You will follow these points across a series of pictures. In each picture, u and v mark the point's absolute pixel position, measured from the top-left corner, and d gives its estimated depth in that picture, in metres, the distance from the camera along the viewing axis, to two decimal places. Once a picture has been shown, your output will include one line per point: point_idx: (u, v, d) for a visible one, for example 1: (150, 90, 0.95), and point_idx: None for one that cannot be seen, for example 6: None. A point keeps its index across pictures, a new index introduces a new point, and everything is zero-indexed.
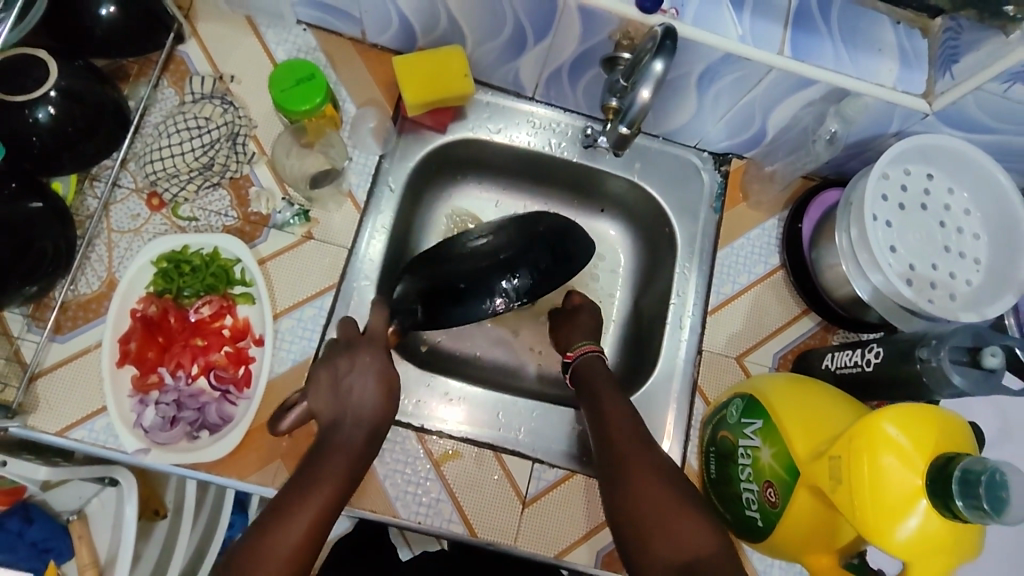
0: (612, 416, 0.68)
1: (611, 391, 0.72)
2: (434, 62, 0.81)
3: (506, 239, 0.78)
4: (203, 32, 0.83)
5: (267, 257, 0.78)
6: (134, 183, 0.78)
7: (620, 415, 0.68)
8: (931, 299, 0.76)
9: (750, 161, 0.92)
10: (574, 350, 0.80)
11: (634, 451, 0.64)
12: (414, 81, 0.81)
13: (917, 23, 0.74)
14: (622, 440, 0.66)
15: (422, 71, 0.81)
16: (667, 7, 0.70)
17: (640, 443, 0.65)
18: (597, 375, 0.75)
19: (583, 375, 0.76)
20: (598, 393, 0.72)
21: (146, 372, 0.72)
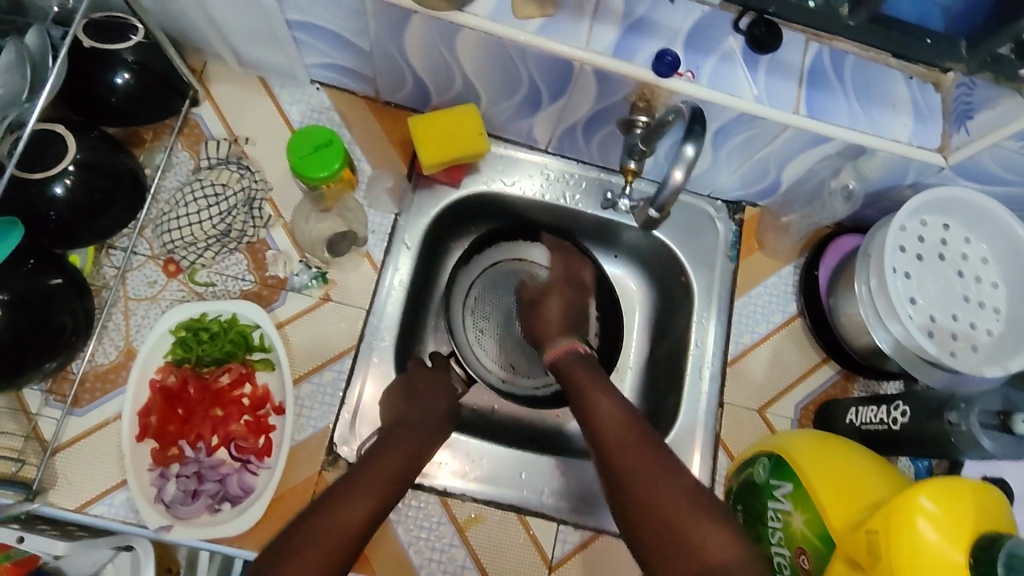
0: (611, 436, 0.63)
1: (597, 388, 0.69)
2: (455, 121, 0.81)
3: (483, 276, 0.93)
4: (217, 95, 0.83)
5: (285, 320, 0.78)
6: (150, 250, 0.77)
7: (633, 439, 0.62)
8: (953, 351, 0.76)
9: (764, 210, 0.92)
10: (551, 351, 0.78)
11: (666, 489, 0.57)
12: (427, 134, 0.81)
13: (930, 78, 0.74)
14: (648, 467, 0.59)
15: (442, 126, 0.81)
16: (684, 70, 0.70)
17: (614, 402, 0.67)
18: (585, 379, 0.71)
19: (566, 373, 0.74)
20: (583, 391, 0.69)
21: (166, 445, 0.71)
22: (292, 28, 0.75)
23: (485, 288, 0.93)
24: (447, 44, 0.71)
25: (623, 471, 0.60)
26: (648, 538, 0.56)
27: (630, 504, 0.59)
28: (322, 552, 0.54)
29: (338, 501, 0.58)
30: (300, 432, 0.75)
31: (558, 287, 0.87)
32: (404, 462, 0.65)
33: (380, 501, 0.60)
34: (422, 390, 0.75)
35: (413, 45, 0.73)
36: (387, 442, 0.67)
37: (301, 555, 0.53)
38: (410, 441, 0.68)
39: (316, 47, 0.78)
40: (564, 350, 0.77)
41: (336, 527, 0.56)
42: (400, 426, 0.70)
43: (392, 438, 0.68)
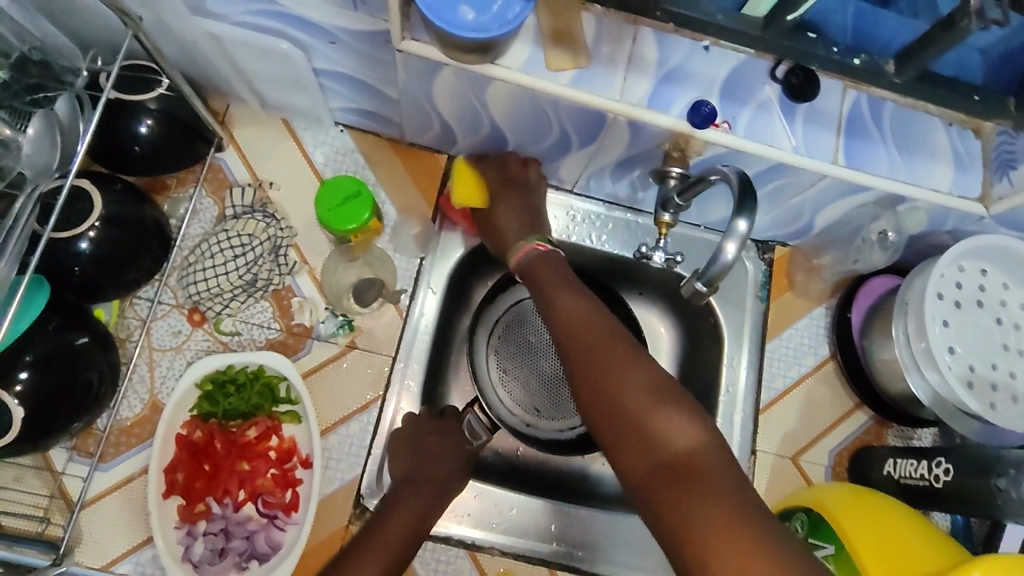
0: (581, 329, 0.58)
1: (562, 287, 0.63)
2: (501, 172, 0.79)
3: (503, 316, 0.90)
4: (241, 139, 0.83)
5: (310, 370, 0.76)
6: (175, 299, 0.76)
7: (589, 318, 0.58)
8: (994, 402, 0.74)
9: (794, 249, 0.90)
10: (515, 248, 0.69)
11: (633, 381, 0.53)
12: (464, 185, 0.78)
13: (970, 123, 0.72)
14: (600, 352, 0.56)
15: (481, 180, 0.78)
16: (720, 120, 0.68)
17: (584, 300, 0.61)
18: (552, 270, 0.65)
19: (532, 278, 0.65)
20: (548, 290, 0.63)
21: (192, 502, 0.70)
22: (319, 75, 0.74)
23: (507, 329, 0.90)
24: (478, 94, 0.70)
25: (586, 357, 0.56)
26: (605, 426, 0.53)
27: (589, 387, 0.55)
28: None
29: None
30: (327, 485, 0.74)
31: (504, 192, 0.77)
32: (390, 556, 0.62)
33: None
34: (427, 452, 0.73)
35: (442, 93, 0.72)
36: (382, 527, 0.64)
37: None
38: (403, 522, 0.65)
39: (342, 92, 0.77)
40: (531, 255, 0.67)
41: None
42: (398, 501, 0.67)
43: (387, 521, 0.65)
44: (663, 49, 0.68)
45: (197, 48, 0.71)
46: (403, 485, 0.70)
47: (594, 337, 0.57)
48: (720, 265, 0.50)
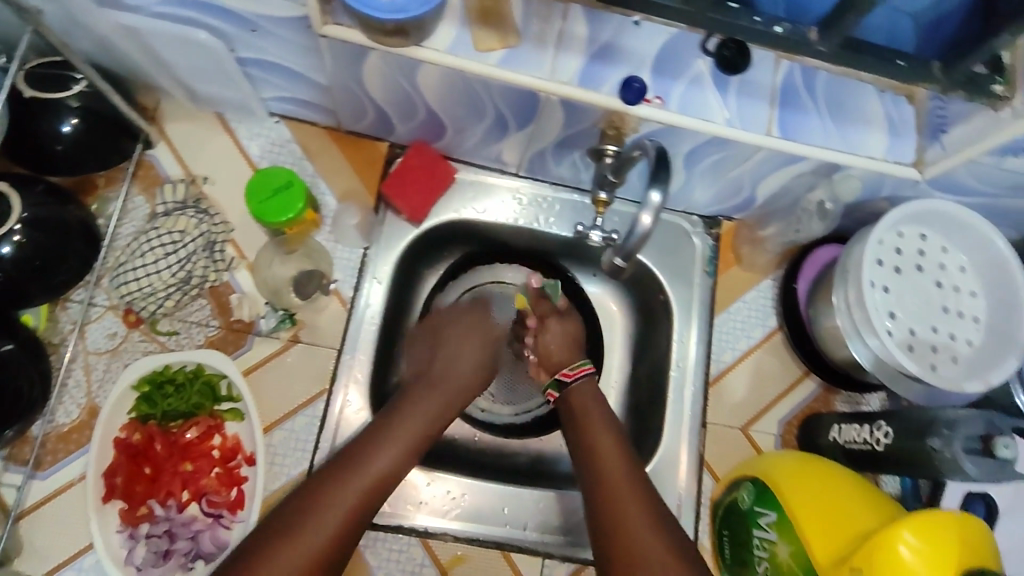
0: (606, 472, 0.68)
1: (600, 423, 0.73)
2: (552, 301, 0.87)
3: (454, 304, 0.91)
4: (173, 134, 0.80)
5: (251, 367, 0.75)
6: (109, 300, 0.75)
7: (619, 464, 0.68)
8: (934, 364, 0.76)
9: (740, 223, 0.91)
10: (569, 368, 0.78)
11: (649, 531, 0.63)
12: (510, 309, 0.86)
13: (903, 89, 0.71)
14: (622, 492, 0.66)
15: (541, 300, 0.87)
16: (652, 96, 0.67)
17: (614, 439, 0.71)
18: (593, 407, 0.75)
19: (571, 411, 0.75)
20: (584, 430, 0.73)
21: (135, 506, 0.69)
22: (244, 65, 0.72)
23: None
24: (407, 79, 0.68)
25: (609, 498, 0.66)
26: (607, 539, 0.64)
27: (609, 515, 0.65)
28: (337, 510, 0.61)
29: (358, 456, 0.65)
30: (273, 482, 0.73)
31: (548, 319, 0.85)
32: (387, 470, 0.65)
33: (404, 453, 0.67)
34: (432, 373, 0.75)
35: (371, 79, 0.70)
36: (387, 434, 0.68)
37: (316, 518, 0.60)
38: (407, 435, 0.68)
39: (272, 82, 0.75)
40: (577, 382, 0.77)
41: (358, 479, 0.64)
42: (402, 413, 0.70)
43: (390, 430, 0.68)
44: (592, 25, 0.66)
45: (113, 43, 0.69)
46: (407, 396, 0.72)
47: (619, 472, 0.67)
48: (637, 237, 0.51)
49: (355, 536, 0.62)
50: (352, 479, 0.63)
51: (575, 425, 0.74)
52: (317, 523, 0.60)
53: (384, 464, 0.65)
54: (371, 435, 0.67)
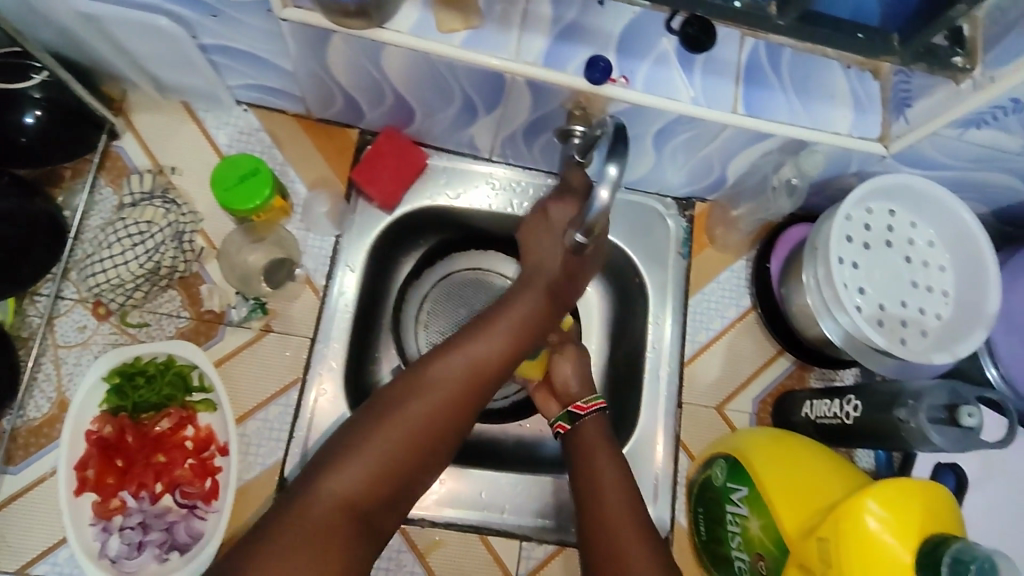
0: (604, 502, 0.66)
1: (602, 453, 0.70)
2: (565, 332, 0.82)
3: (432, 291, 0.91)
4: (139, 124, 0.79)
5: (223, 358, 0.75)
6: (78, 293, 0.74)
7: (615, 492, 0.66)
8: (904, 338, 0.76)
9: (713, 204, 0.91)
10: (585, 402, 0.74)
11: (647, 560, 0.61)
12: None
13: (868, 65, 0.72)
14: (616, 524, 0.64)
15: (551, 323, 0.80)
16: (617, 75, 0.67)
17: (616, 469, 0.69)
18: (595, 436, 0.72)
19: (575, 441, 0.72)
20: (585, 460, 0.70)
21: (107, 497, 0.69)
22: (208, 52, 0.71)
23: (437, 302, 0.91)
24: (373, 62, 0.68)
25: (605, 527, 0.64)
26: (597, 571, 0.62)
27: (595, 535, 0.64)
28: (425, 412, 0.59)
29: (444, 355, 0.62)
30: (248, 472, 0.73)
31: (565, 346, 0.80)
32: (473, 384, 0.61)
33: (492, 359, 0.63)
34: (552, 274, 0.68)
35: (337, 64, 0.70)
36: (465, 346, 0.62)
37: (396, 420, 0.58)
38: (496, 343, 0.64)
39: (237, 69, 0.74)
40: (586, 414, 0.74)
41: (446, 382, 0.60)
42: (492, 318, 0.65)
43: (475, 342, 0.63)
44: (557, 5, 0.66)
45: (73, 32, 0.68)
46: (519, 296, 0.67)
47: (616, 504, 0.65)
48: (597, 211, 0.53)
49: (441, 449, 0.60)
50: (435, 392, 0.60)
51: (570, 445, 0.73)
52: (400, 424, 0.58)
53: (466, 366, 0.61)
54: (454, 347, 0.62)
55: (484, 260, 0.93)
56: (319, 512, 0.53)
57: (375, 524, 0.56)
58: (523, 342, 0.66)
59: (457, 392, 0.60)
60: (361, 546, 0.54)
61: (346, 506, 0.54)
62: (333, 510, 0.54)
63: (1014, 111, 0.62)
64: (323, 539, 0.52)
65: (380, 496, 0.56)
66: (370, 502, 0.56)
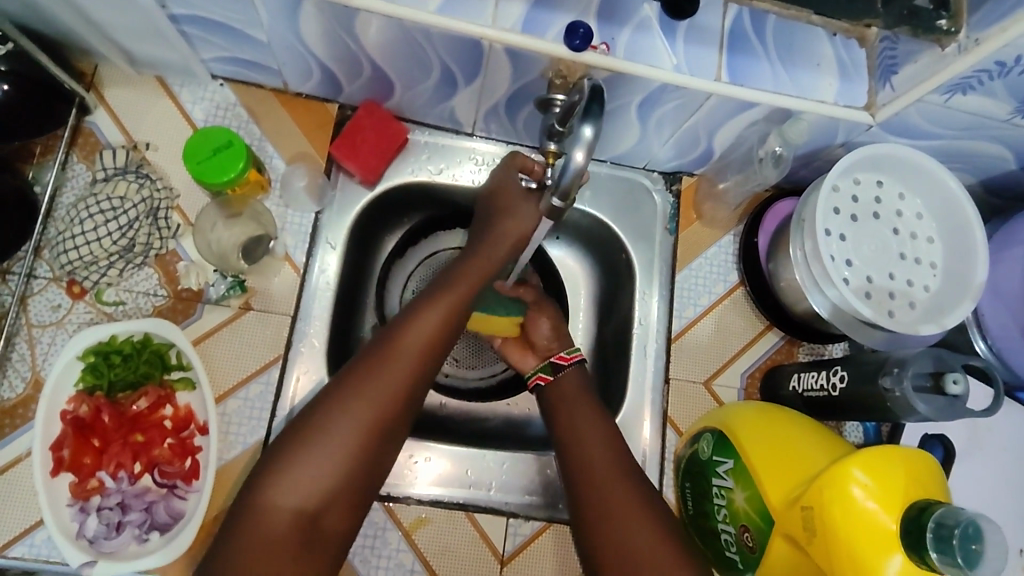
0: (595, 467, 0.66)
1: (584, 418, 0.70)
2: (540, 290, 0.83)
3: (418, 272, 0.90)
4: (112, 99, 0.77)
5: (201, 336, 0.73)
6: (51, 272, 0.72)
7: (604, 451, 0.67)
8: (892, 311, 0.75)
9: (701, 178, 0.90)
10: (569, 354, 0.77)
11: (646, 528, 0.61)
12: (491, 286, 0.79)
13: (854, 32, 0.70)
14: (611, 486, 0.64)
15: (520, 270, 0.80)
16: (598, 43, 0.65)
17: (602, 433, 0.69)
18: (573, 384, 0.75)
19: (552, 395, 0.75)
20: (569, 427, 0.70)
21: (84, 478, 0.68)
22: (179, 23, 0.68)
23: (423, 281, 0.90)
24: (348, 30, 0.66)
25: (598, 492, 0.64)
26: (592, 536, 0.63)
27: (588, 496, 0.64)
28: (357, 421, 0.60)
29: (374, 357, 0.63)
30: (228, 451, 0.72)
31: (542, 307, 0.81)
32: (410, 376, 0.63)
33: (420, 357, 0.64)
34: (498, 249, 0.71)
35: (312, 34, 0.68)
36: (390, 349, 0.63)
37: (328, 432, 0.59)
38: (422, 338, 0.64)
39: (210, 41, 0.72)
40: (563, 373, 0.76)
41: (377, 387, 0.61)
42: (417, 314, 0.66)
43: (406, 334, 0.64)
44: None
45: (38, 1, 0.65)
46: (458, 279, 0.69)
47: (609, 467, 0.66)
48: (572, 173, 0.54)
49: (386, 443, 0.61)
50: (371, 389, 0.61)
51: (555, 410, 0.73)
52: (333, 438, 0.59)
53: (395, 369, 0.62)
54: (389, 342, 0.64)
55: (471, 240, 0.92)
56: (266, 522, 0.56)
57: (328, 524, 0.59)
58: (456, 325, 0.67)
59: (393, 388, 0.62)
60: (310, 550, 0.57)
61: (295, 513, 0.57)
62: (281, 520, 0.56)
63: (998, 75, 0.61)
64: (274, 548, 0.56)
65: (332, 497, 0.58)
66: (321, 505, 0.58)
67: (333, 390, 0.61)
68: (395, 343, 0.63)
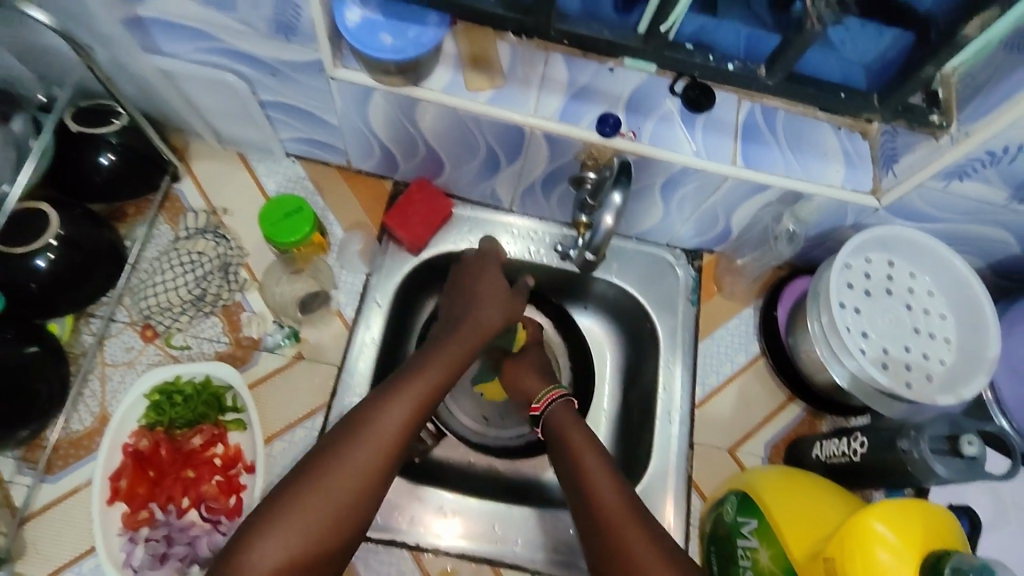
0: (609, 512, 0.66)
1: (596, 466, 0.71)
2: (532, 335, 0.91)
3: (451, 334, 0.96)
4: (198, 171, 0.88)
5: (257, 381, 0.80)
6: (129, 317, 0.81)
7: (614, 493, 0.68)
8: (909, 382, 0.78)
9: (720, 255, 0.96)
10: (540, 401, 0.80)
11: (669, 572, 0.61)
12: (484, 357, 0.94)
13: (857, 127, 0.79)
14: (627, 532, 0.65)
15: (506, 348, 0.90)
16: (626, 130, 0.74)
17: (614, 482, 0.69)
18: (570, 419, 0.77)
19: (558, 433, 0.76)
20: (584, 475, 0.70)
21: (136, 509, 0.72)
22: (266, 107, 0.80)
23: None
24: (410, 116, 0.76)
25: (621, 541, 0.64)
26: None
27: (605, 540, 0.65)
28: (341, 483, 0.62)
29: (360, 419, 0.66)
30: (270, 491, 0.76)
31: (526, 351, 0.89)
32: (394, 440, 0.66)
33: (406, 421, 0.67)
34: (478, 327, 0.78)
35: (378, 119, 0.78)
36: (376, 412, 0.66)
37: (312, 491, 0.61)
38: (409, 402, 0.68)
39: (291, 124, 0.83)
40: (562, 410, 0.78)
41: (361, 447, 0.64)
42: (403, 378, 0.70)
43: (392, 396, 0.68)
44: (571, 71, 0.75)
45: (154, 87, 0.78)
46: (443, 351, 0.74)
47: (621, 514, 0.66)
48: (602, 235, 0.66)
49: (357, 516, 0.63)
50: (348, 461, 0.64)
51: (563, 450, 0.74)
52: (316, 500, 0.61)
53: (381, 433, 0.65)
54: (374, 404, 0.67)
55: None
56: None
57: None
58: (434, 403, 0.71)
59: (363, 462, 0.64)
60: None
61: (273, 574, 0.58)
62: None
63: (990, 164, 0.68)
64: None
65: (308, 559, 0.60)
66: (300, 568, 0.59)
67: (310, 461, 0.64)
68: (371, 416, 0.66)
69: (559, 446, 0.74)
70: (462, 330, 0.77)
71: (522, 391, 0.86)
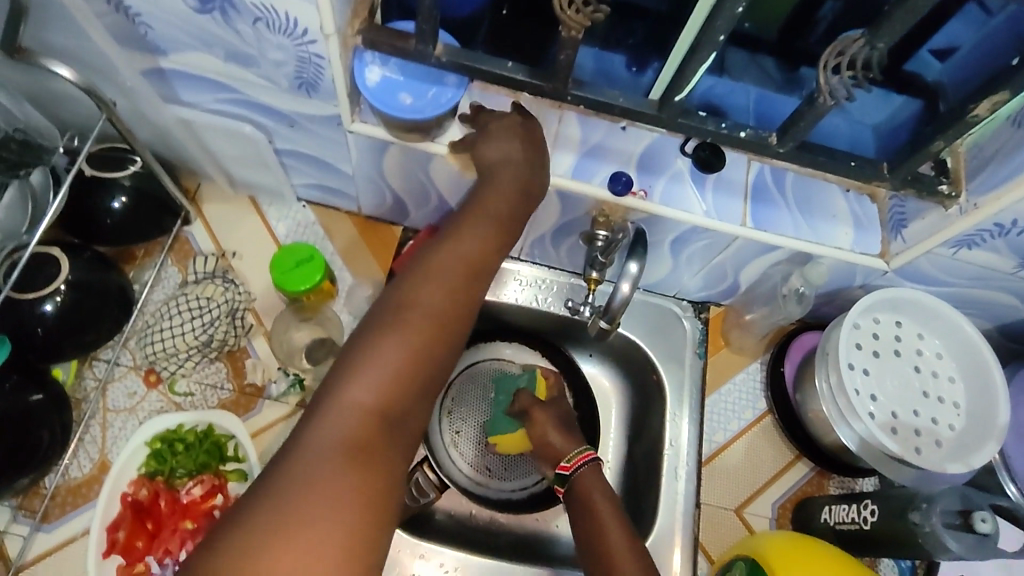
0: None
1: (621, 536, 0.70)
2: (553, 393, 0.91)
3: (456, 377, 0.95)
4: (208, 213, 0.89)
5: (260, 429, 0.80)
6: (132, 361, 0.81)
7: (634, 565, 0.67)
8: (919, 448, 0.77)
9: (729, 308, 0.96)
10: (569, 461, 0.79)
11: None
12: (502, 407, 0.90)
13: (866, 190, 0.79)
14: None
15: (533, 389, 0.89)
16: (638, 189, 0.74)
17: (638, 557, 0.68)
18: (594, 484, 0.76)
19: (583, 496, 0.75)
20: (605, 545, 0.70)
21: (132, 561, 0.72)
22: (280, 154, 0.81)
23: (462, 389, 0.95)
24: (422, 171, 0.77)
25: None
26: None
27: None
28: (429, 297, 0.59)
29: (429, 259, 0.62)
30: None
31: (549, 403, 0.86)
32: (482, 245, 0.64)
33: (488, 239, 0.64)
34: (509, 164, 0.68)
35: (391, 169, 0.78)
36: (449, 241, 0.63)
37: (395, 322, 0.57)
38: (481, 228, 0.65)
39: (304, 172, 0.84)
40: (586, 471, 0.77)
41: (442, 259, 0.62)
42: (467, 220, 0.65)
43: (458, 234, 0.64)
44: (585, 130, 0.75)
45: (168, 132, 0.78)
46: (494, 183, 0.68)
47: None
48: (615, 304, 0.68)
49: (448, 344, 0.58)
50: (431, 273, 0.61)
51: (586, 515, 0.74)
52: (405, 320, 0.57)
53: (458, 255, 0.62)
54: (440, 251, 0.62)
55: (503, 352, 0.98)
56: (340, 425, 0.51)
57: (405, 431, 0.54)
58: (510, 228, 0.67)
59: (443, 296, 0.59)
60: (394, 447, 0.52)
61: (368, 410, 0.52)
62: (357, 423, 0.51)
63: (998, 235, 0.68)
64: (348, 439, 0.50)
65: (405, 393, 0.54)
66: (395, 403, 0.54)
67: (394, 304, 0.58)
68: (457, 230, 0.65)
69: (582, 509, 0.74)
70: (498, 176, 0.68)
71: (545, 445, 0.83)
